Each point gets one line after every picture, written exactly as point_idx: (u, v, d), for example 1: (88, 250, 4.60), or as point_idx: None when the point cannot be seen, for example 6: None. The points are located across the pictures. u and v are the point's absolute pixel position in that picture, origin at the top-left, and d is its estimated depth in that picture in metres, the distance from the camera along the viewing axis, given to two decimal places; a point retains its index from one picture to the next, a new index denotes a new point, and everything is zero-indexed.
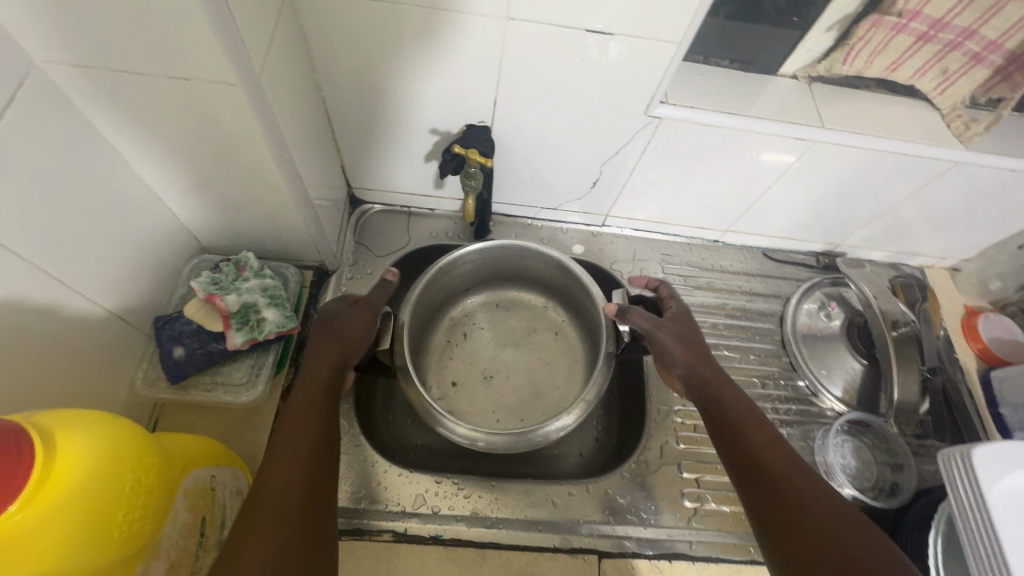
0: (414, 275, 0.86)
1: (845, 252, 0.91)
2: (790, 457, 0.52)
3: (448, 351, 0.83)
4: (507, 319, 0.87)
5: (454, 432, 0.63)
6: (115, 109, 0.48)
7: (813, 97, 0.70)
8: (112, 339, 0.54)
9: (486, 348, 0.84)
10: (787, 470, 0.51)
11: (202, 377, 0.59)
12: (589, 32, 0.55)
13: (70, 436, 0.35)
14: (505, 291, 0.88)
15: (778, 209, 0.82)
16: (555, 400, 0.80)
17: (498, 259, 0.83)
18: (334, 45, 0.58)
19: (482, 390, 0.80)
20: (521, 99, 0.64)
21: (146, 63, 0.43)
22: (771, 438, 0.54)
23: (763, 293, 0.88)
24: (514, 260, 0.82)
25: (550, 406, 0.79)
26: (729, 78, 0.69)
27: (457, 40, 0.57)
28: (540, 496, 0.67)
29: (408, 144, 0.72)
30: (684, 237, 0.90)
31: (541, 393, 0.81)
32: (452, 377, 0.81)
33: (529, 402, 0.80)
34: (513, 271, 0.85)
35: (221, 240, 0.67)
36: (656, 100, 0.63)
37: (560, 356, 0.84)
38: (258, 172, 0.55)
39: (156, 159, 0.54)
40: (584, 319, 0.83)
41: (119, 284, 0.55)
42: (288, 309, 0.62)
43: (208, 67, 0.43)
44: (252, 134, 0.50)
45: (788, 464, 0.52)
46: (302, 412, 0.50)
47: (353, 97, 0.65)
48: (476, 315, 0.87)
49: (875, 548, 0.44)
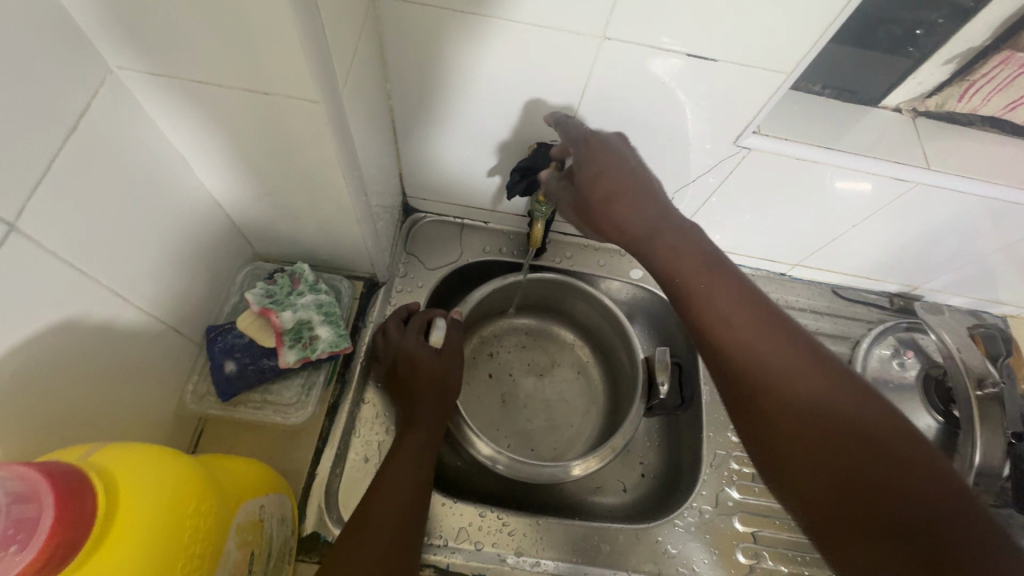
0: (463, 289, 0.83)
1: (922, 295, 0.85)
2: (806, 386, 0.41)
3: (471, 370, 0.80)
4: (534, 347, 0.84)
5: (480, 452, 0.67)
6: (187, 117, 0.45)
7: (917, 132, 0.64)
8: (166, 352, 0.53)
9: (509, 373, 0.81)
10: (806, 409, 0.40)
11: (251, 394, 0.57)
12: (688, 56, 0.51)
13: (131, 481, 0.33)
14: (539, 318, 0.86)
15: (858, 248, 0.77)
16: (571, 435, 0.79)
17: (542, 288, 0.81)
18: (411, 55, 0.55)
19: (500, 413, 0.78)
20: (601, 119, 0.60)
21: (225, 76, 0.40)
22: (784, 367, 0.42)
23: (830, 333, 0.83)
24: (563, 292, 0.81)
25: (565, 443, 0.78)
26: (825, 108, 0.64)
27: (542, 57, 0.53)
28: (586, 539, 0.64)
29: (473, 157, 0.69)
30: (749, 267, 0.85)
31: (558, 425, 0.79)
32: (472, 398, 0.78)
33: (546, 432, 0.78)
34: (554, 301, 0.83)
35: (276, 247, 0.65)
36: (748, 130, 0.59)
37: (579, 394, 0.82)
38: (325, 187, 0.53)
39: (221, 168, 0.52)
40: (612, 363, 0.82)
41: (176, 295, 0.53)
42: (341, 327, 0.60)
43: (291, 83, 0.40)
44: (324, 151, 0.47)
45: (805, 403, 0.40)
46: (412, 445, 0.57)
47: (423, 108, 0.62)
48: (504, 338, 0.84)
49: (935, 502, 0.34)
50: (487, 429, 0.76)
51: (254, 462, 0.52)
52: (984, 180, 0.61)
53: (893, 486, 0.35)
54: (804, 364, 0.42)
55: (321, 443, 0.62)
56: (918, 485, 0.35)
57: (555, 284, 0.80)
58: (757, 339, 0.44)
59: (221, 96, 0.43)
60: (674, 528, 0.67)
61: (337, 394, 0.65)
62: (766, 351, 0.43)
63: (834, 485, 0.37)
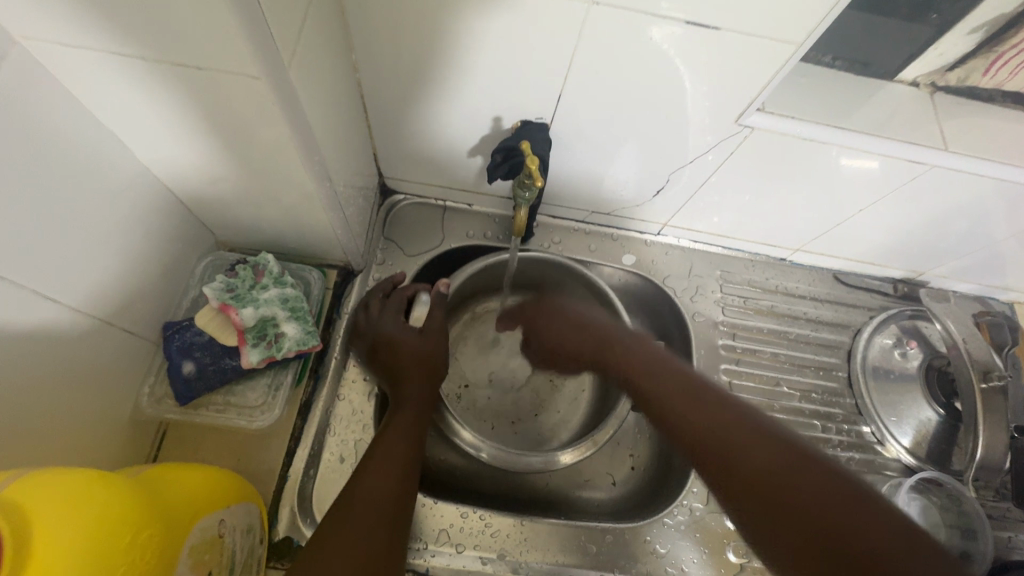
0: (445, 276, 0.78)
1: (927, 281, 0.81)
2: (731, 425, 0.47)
3: (461, 345, 0.77)
4: None
5: (460, 437, 0.65)
6: (117, 95, 0.40)
7: (934, 109, 0.59)
8: (115, 354, 0.49)
9: (499, 352, 0.78)
10: (762, 475, 0.42)
11: (213, 396, 0.53)
12: (690, 24, 0.46)
13: (44, 521, 0.29)
14: (531, 299, 0.82)
15: (864, 233, 0.72)
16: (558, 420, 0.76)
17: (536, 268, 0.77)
18: (377, 22, 0.49)
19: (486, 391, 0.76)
20: (592, 95, 0.55)
21: (151, 48, 0.35)
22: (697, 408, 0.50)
23: (830, 322, 0.79)
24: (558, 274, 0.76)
25: (548, 429, 0.75)
26: (836, 82, 0.58)
27: (525, 25, 0.48)
28: (571, 539, 0.62)
29: (452, 135, 0.63)
30: (748, 252, 0.81)
31: (543, 411, 0.76)
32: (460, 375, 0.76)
33: (531, 418, 0.75)
34: (548, 282, 0.79)
35: (239, 235, 0.60)
36: (752, 108, 0.54)
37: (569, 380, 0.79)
38: (284, 173, 0.48)
39: (165, 151, 0.46)
40: None
41: (123, 293, 0.49)
42: (310, 323, 0.56)
43: (226, 57, 0.35)
44: (277, 134, 0.42)
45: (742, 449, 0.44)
46: (402, 422, 0.54)
47: (395, 82, 0.56)
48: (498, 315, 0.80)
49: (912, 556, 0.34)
50: (470, 413, 0.73)
51: (212, 471, 0.48)
52: (1005, 162, 0.57)
53: (863, 531, 0.36)
54: (730, 422, 0.47)
55: (294, 444, 0.58)
56: (866, 525, 0.36)
57: (549, 265, 0.75)
58: (662, 381, 0.54)
59: (151, 70, 0.37)
60: (663, 526, 0.64)
61: (310, 392, 0.61)
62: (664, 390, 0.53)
63: (800, 539, 0.38)
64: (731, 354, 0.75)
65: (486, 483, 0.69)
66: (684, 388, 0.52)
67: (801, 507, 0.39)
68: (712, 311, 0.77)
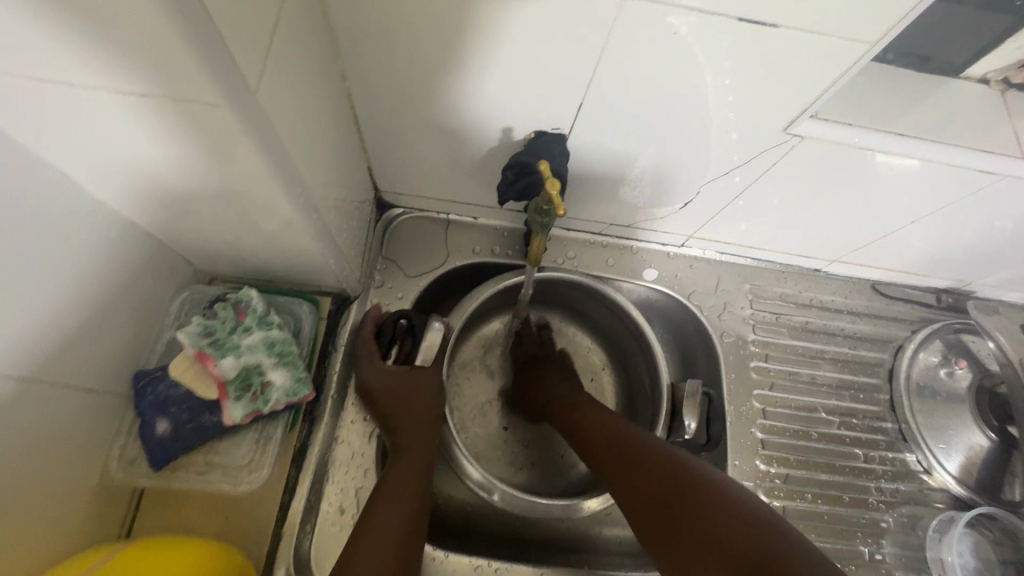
0: (450, 296, 0.72)
1: (975, 291, 0.75)
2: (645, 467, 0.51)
3: (472, 364, 0.72)
4: None
5: (469, 475, 0.59)
6: (51, 124, 0.33)
7: (1005, 109, 0.52)
8: (76, 416, 0.42)
9: (512, 374, 0.72)
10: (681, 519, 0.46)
11: (194, 456, 0.47)
12: (742, 22, 0.38)
13: None
14: (553, 320, 0.76)
15: (912, 244, 0.65)
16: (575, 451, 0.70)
17: (558, 286, 0.72)
18: (364, 22, 0.42)
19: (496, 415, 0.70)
20: (617, 102, 0.48)
21: (82, 71, 0.28)
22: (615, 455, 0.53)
23: (869, 338, 0.73)
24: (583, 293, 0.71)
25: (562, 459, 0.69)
26: (893, 79, 0.51)
27: (541, 25, 0.41)
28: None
29: (455, 147, 0.56)
30: (779, 264, 0.74)
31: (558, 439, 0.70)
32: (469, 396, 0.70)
33: (543, 446, 0.70)
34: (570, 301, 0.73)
35: (218, 266, 0.53)
36: (805, 116, 0.47)
37: None
38: (261, 204, 0.41)
39: (121, 184, 0.40)
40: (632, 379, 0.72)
41: (81, 346, 0.42)
42: (301, 369, 0.49)
43: (174, 79, 0.28)
44: (248, 165, 0.35)
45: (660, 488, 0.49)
46: (399, 473, 0.50)
47: (388, 90, 0.49)
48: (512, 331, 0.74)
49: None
50: (482, 444, 0.68)
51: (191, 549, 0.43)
52: None
53: (776, 549, 0.41)
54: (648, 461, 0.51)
55: (288, 496, 0.51)
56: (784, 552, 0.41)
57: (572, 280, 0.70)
58: (587, 430, 0.58)
59: (87, 95, 0.30)
60: None
61: (305, 436, 0.54)
62: (597, 443, 0.56)
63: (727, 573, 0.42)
64: (764, 377, 0.69)
65: (499, 523, 0.63)
66: (608, 438, 0.55)
67: (723, 537, 0.43)
68: (741, 329, 0.71)
